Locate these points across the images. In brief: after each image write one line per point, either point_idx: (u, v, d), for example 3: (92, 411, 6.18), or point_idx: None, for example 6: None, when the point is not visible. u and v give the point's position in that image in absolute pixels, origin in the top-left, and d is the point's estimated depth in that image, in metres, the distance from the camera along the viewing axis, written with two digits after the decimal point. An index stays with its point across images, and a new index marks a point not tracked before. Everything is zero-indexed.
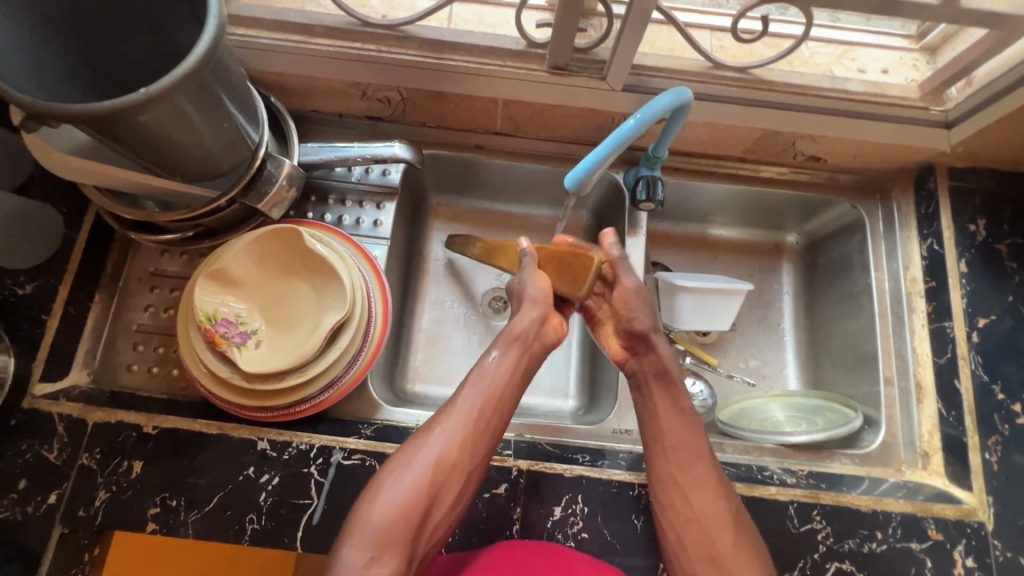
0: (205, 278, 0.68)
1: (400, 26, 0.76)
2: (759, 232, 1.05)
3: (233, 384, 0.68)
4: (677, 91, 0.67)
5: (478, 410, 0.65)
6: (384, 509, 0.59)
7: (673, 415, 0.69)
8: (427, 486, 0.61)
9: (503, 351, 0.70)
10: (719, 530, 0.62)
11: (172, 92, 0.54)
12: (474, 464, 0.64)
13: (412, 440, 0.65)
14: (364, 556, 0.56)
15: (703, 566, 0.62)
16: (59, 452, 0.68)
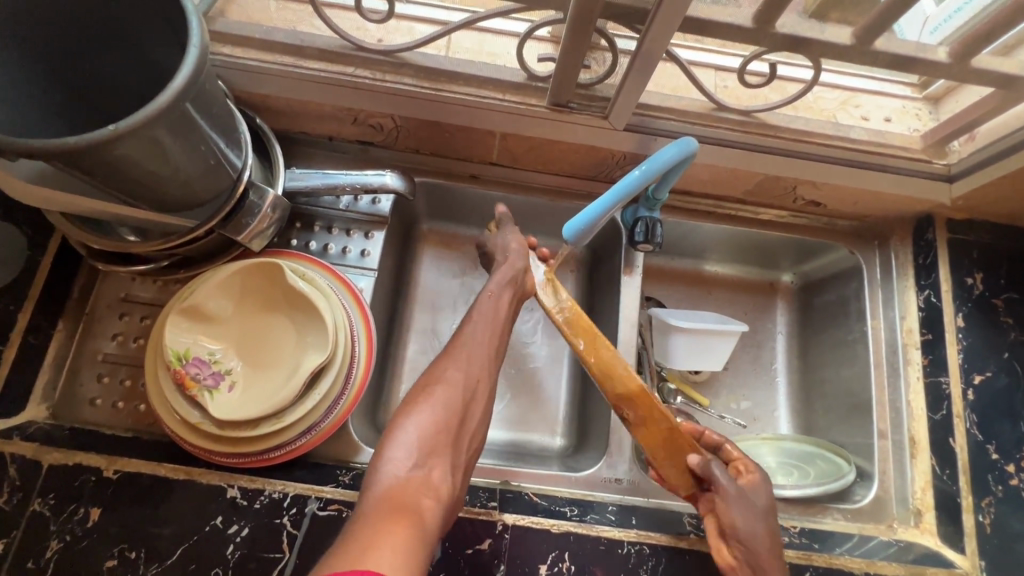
0: (177, 313, 0.64)
1: (396, 53, 0.73)
2: (755, 270, 1.04)
3: (203, 430, 0.63)
4: (683, 143, 0.65)
5: (492, 329, 0.70)
6: (421, 421, 0.60)
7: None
8: (461, 397, 0.63)
9: (498, 288, 0.74)
10: None
11: (147, 125, 0.50)
12: (492, 382, 0.67)
13: (439, 361, 0.67)
14: (409, 462, 0.56)
15: None
16: (9, 496, 0.63)
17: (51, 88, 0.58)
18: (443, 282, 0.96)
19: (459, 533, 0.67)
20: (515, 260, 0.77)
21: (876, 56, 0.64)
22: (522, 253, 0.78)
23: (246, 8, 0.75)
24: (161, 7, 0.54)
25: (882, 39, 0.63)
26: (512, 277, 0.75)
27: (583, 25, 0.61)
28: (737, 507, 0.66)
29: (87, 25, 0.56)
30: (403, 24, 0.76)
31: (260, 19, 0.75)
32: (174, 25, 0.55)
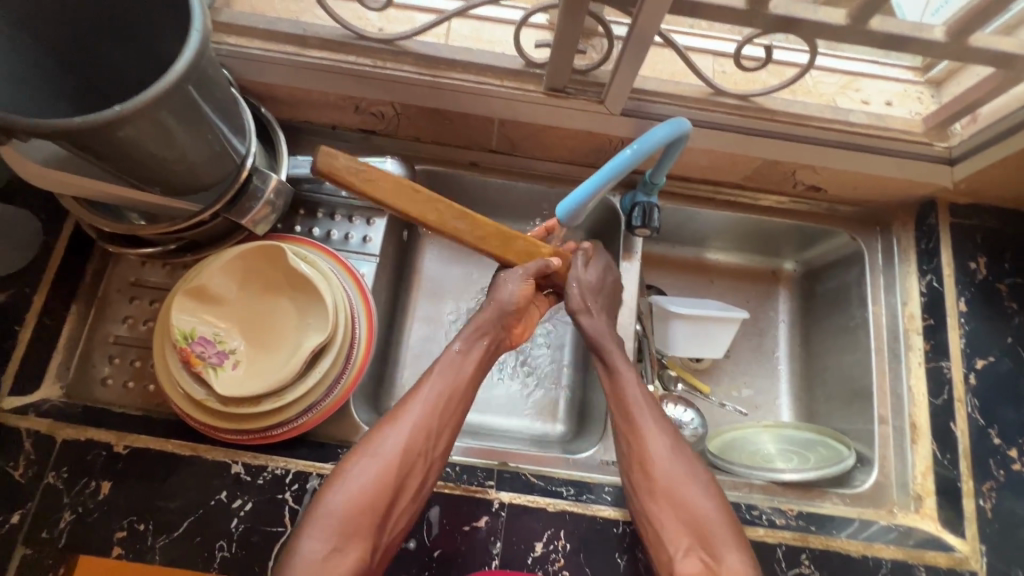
0: (182, 295, 0.66)
1: (396, 41, 0.74)
2: (757, 258, 1.04)
3: (208, 406, 0.65)
4: (674, 122, 0.66)
5: (441, 396, 0.68)
6: (347, 499, 0.60)
7: (669, 506, 0.64)
8: (393, 472, 0.62)
9: (467, 344, 0.72)
10: (656, 465, 0.67)
11: (150, 107, 0.52)
12: (435, 455, 0.66)
13: (381, 426, 0.66)
14: (327, 546, 0.57)
15: (660, 500, 0.65)
16: (24, 469, 0.66)
17: (60, 76, 0.60)
18: (448, 270, 0.97)
19: (455, 511, 0.68)
20: (502, 311, 0.74)
21: (871, 36, 0.64)
22: (515, 308, 0.74)
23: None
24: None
25: (876, 19, 0.63)
26: (480, 329, 0.74)
27: (578, 6, 0.62)
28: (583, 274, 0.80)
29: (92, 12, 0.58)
30: (403, 13, 0.78)
31: (264, 10, 0.77)
32: (177, 15, 0.56)
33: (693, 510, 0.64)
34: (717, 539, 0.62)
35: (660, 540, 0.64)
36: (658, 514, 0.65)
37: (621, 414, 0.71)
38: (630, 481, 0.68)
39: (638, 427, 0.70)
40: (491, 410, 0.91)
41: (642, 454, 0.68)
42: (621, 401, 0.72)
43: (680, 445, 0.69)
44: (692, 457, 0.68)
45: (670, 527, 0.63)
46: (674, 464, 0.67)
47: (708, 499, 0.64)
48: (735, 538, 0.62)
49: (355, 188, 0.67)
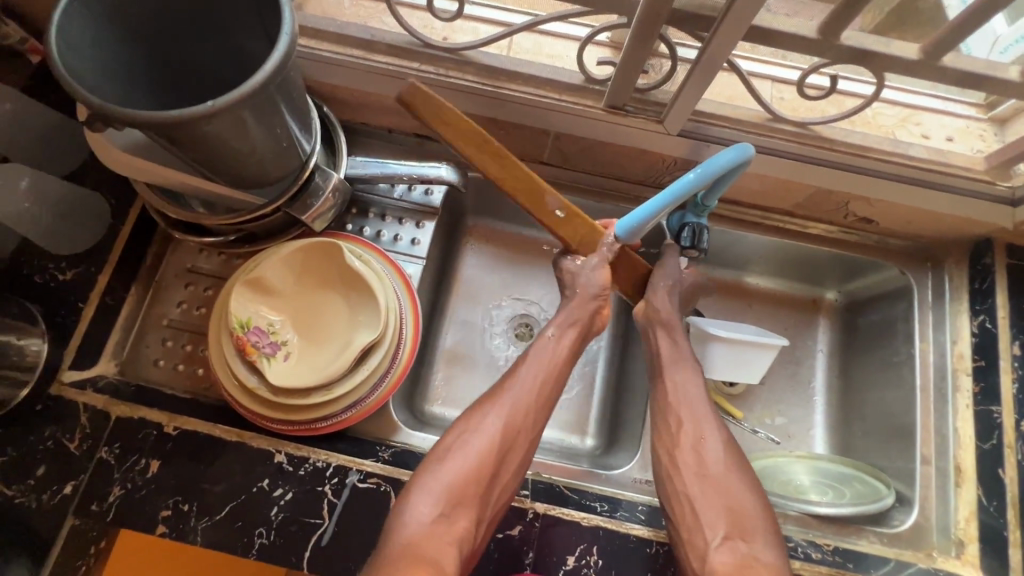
0: (242, 285, 0.68)
1: (461, 51, 0.76)
2: (798, 285, 1.03)
3: (258, 395, 0.66)
4: (740, 149, 0.66)
5: (539, 380, 0.70)
6: (454, 470, 0.63)
7: (711, 489, 0.67)
8: (497, 448, 0.65)
9: (559, 331, 0.74)
10: (705, 449, 0.70)
11: (236, 104, 0.54)
12: (535, 434, 0.68)
13: (483, 403, 0.69)
14: (435, 510, 0.60)
15: (704, 485, 0.68)
16: (80, 441, 0.68)
17: (148, 71, 0.63)
18: (487, 277, 0.98)
19: None
20: (588, 297, 0.75)
21: (944, 73, 0.64)
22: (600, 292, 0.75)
23: (321, 3, 0.80)
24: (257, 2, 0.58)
25: (950, 55, 0.63)
26: (579, 320, 0.75)
27: (650, 30, 0.63)
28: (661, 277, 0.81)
29: (184, 12, 0.61)
30: (467, 24, 0.80)
31: (334, 14, 0.79)
32: (267, 21, 0.59)
33: (734, 497, 0.66)
34: (752, 527, 0.64)
35: (696, 520, 0.66)
36: (697, 495, 0.67)
37: (669, 401, 0.74)
38: (668, 462, 0.71)
39: (693, 415, 0.73)
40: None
41: (693, 439, 0.71)
42: (677, 389, 0.74)
43: (729, 443, 0.72)
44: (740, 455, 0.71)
45: (709, 510, 0.66)
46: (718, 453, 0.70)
47: (750, 491, 0.67)
48: (770, 531, 0.65)
49: (430, 125, 0.70)
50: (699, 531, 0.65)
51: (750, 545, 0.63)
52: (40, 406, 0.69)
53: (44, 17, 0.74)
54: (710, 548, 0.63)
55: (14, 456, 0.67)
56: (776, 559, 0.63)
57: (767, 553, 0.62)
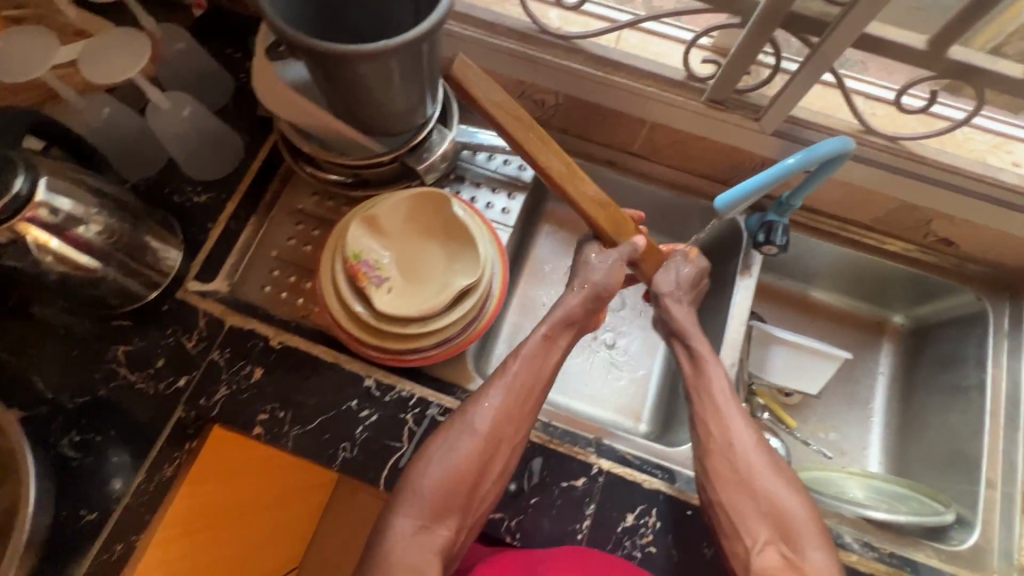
0: (358, 220, 0.75)
1: (572, 39, 0.82)
2: (864, 306, 1.05)
3: (359, 319, 0.72)
4: (844, 140, 0.69)
5: (520, 383, 0.69)
6: (436, 477, 0.64)
7: (751, 494, 0.66)
8: (475, 458, 0.65)
9: (554, 332, 0.73)
10: (743, 453, 0.68)
11: (389, 53, 0.61)
12: (518, 439, 0.68)
13: (460, 412, 0.68)
14: (418, 521, 0.62)
15: (740, 492, 0.67)
16: (196, 342, 0.75)
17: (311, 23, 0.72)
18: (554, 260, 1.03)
19: (556, 466, 0.72)
20: (594, 295, 0.75)
21: None
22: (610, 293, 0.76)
23: None
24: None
25: None
26: (550, 336, 0.73)
27: (765, 27, 0.68)
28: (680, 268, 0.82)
29: None
30: (581, 18, 0.86)
31: None
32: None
33: (775, 502, 0.65)
34: (797, 532, 0.63)
35: (735, 530, 0.65)
36: (736, 505, 0.66)
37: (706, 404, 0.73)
38: (709, 467, 0.69)
39: (720, 419, 0.71)
40: (577, 396, 0.95)
41: (724, 444, 0.70)
42: (705, 396, 0.74)
43: (760, 437, 0.71)
44: (775, 453, 0.70)
45: (749, 519, 0.65)
46: (758, 455, 0.69)
47: (792, 491, 0.66)
48: (819, 536, 0.63)
49: (481, 100, 0.67)
50: (742, 541, 0.65)
51: (796, 552, 0.62)
52: (166, 306, 0.77)
53: None
54: (751, 553, 0.63)
55: (141, 345, 0.75)
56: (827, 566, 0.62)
57: (816, 563, 0.61)
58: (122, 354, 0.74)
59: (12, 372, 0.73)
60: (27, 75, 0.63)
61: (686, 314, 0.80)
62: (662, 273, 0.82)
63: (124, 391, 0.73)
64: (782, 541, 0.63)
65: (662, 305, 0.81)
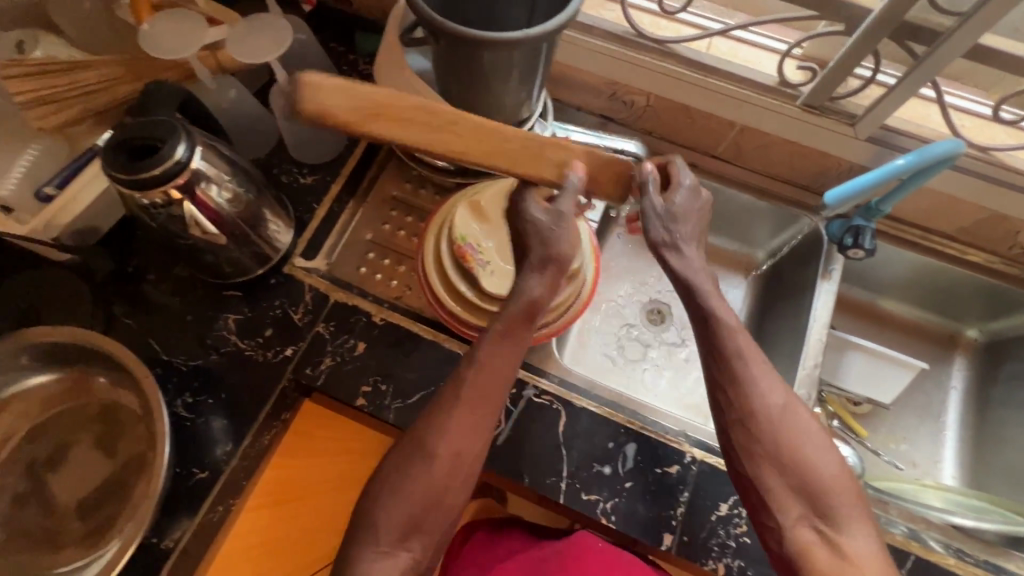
0: (464, 206, 0.78)
1: (668, 43, 0.84)
2: (936, 319, 1.05)
3: (465, 298, 0.75)
4: (951, 143, 0.72)
5: (476, 382, 0.57)
6: (391, 506, 0.55)
7: (780, 470, 0.57)
8: (433, 481, 0.55)
9: (513, 320, 0.58)
10: (767, 422, 0.58)
11: (511, 45, 0.63)
12: (479, 449, 0.57)
13: (419, 429, 0.57)
14: (385, 551, 0.55)
15: (767, 467, 0.58)
16: (303, 314, 0.79)
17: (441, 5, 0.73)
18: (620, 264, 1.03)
19: (650, 452, 0.73)
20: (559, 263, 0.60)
21: None
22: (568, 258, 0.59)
23: None
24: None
25: None
26: (513, 328, 0.58)
27: (871, 38, 0.70)
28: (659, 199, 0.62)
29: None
30: (672, 25, 0.87)
31: None
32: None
33: (809, 477, 0.57)
34: (837, 510, 0.56)
35: (764, 507, 0.58)
36: (766, 482, 0.58)
37: (720, 366, 0.60)
38: (730, 441, 0.59)
39: (739, 387, 0.59)
40: (647, 394, 0.92)
41: (748, 412, 0.59)
42: (719, 358, 0.60)
43: (787, 401, 0.59)
44: (806, 412, 0.60)
45: (782, 496, 0.57)
46: (783, 418, 0.59)
47: (827, 459, 0.58)
48: (853, 504, 0.57)
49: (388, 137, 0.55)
50: (772, 518, 0.58)
51: (834, 531, 0.56)
52: (274, 279, 0.81)
53: None
54: (783, 531, 0.57)
55: (250, 315, 0.78)
56: (861, 538, 0.56)
57: (859, 546, 0.55)
58: (232, 322, 0.78)
59: (130, 336, 0.77)
60: (180, 54, 0.69)
61: (692, 249, 0.63)
62: (649, 200, 0.61)
63: (234, 357, 0.76)
64: (815, 517, 0.57)
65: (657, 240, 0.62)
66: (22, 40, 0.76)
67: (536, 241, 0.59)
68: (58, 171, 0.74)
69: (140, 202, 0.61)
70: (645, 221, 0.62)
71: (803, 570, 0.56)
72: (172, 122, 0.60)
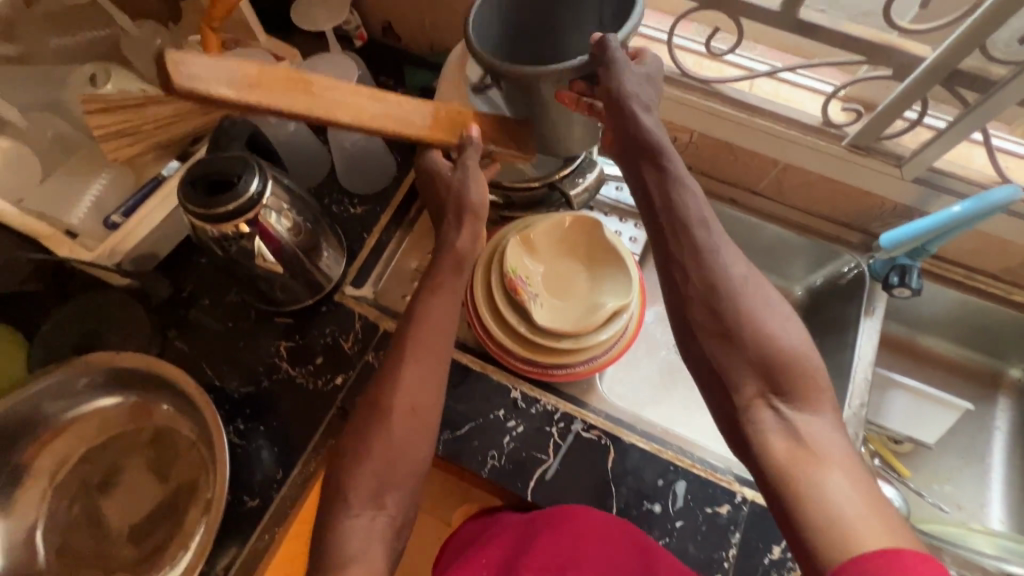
0: (515, 239, 0.79)
1: (711, 83, 0.86)
2: (979, 357, 1.04)
3: (515, 331, 0.75)
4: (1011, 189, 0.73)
5: (422, 338, 0.62)
6: (356, 466, 0.57)
7: (733, 347, 0.53)
8: (391, 437, 0.58)
9: (445, 276, 0.65)
10: (728, 294, 0.54)
11: (573, 71, 0.62)
12: (431, 402, 0.61)
13: (373, 390, 0.61)
14: (356, 510, 0.56)
15: (716, 341, 0.54)
16: (353, 343, 0.80)
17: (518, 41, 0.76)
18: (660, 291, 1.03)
19: (700, 491, 0.72)
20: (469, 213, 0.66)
21: None
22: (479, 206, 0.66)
23: None
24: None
25: None
26: (439, 283, 0.65)
27: (927, 82, 0.70)
28: (629, 76, 0.61)
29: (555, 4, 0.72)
30: (715, 64, 0.88)
31: None
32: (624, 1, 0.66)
33: (768, 349, 0.52)
34: (797, 387, 0.51)
35: (723, 386, 0.53)
36: (722, 359, 0.53)
37: (675, 232, 0.57)
38: (686, 316, 0.55)
39: (700, 255, 0.55)
40: (684, 425, 0.91)
41: (707, 283, 0.55)
42: (682, 228, 0.57)
43: (751, 276, 0.55)
44: (772, 290, 0.55)
45: (736, 370, 0.52)
46: (744, 291, 0.54)
47: (790, 336, 0.53)
48: (823, 391, 0.51)
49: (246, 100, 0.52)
50: (726, 397, 0.53)
51: (791, 411, 0.50)
52: (324, 307, 0.82)
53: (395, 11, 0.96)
54: (737, 411, 0.52)
55: (301, 343, 0.79)
56: (829, 425, 0.49)
57: (818, 429, 0.49)
58: (283, 349, 0.79)
59: (184, 360, 0.78)
60: None
61: (659, 126, 0.61)
62: (624, 79, 0.61)
63: (285, 384, 0.77)
64: (772, 394, 0.51)
65: (628, 112, 0.61)
66: (96, 74, 0.77)
67: (450, 199, 0.67)
68: (123, 201, 0.76)
69: (212, 234, 0.63)
70: (619, 94, 0.61)
71: (757, 456, 0.50)
72: (246, 158, 0.63)
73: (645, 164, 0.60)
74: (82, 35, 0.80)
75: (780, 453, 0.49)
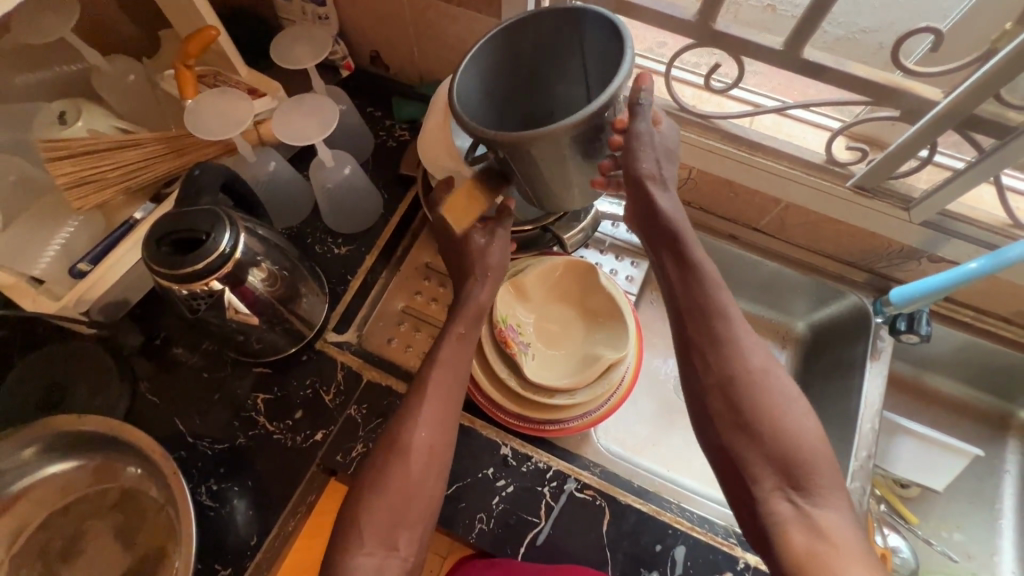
0: (505, 287, 0.77)
1: (712, 118, 0.82)
2: (986, 397, 1.00)
3: (505, 384, 0.72)
4: None
5: (446, 383, 0.62)
6: (367, 510, 0.57)
7: (753, 439, 0.54)
8: (404, 479, 0.58)
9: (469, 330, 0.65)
10: (746, 385, 0.55)
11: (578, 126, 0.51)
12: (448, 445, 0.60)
13: (392, 427, 0.61)
14: (370, 550, 0.55)
15: (733, 432, 0.55)
16: (334, 396, 0.76)
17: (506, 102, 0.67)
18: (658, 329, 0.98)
19: (700, 557, 0.68)
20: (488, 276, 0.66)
21: None
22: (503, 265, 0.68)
23: None
24: (578, 13, 0.58)
25: None
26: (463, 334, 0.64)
27: (938, 126, 0.67)
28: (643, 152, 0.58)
29: (535, 62, 0.64)
30: (715, 97, 0.85)
31: None
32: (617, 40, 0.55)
33: (785, 442, 0.53)
34: (815, 481, 0.51)
35: (740, 476, 0.54)
36: (741, 450, 0.54)
37: (697, 324, 0.58)
38: (705, 403, 0.57)
39: (718, 345, 0.57)
40: (682, 473, 0.85)
41: (726, 374, 0.56)
42: (703, 317, 0.57)
43: (768, 364, 0.56)
44: (787, 380, 0.56)
45: (755, 461, 0.53)
46: (761, 382, 0.55)
47: (807, 428, 0.54)
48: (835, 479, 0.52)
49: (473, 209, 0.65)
50: (746, 485, 0.54)
51: (809, 506, 0.51)
52: (305, 356, 0.78)
53: (382, 40, 0.92)
54: (756, 501, 0.53)
55: (279, 395, 0.76)
56: (843, 518, 0.50)
57: (835, 522, 0.50)
58: (261, 402, 0.75)
59: (154, 414, 0.74)
60: (223, 135, 0.67)
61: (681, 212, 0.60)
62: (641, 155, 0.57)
63: (263, 440, 0.73)
64: (790, 487, 0.52)
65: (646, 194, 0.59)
66: (65, 112, 0.73)
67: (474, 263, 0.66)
68: (92, 247, 0.72)
69: (179, 293, 0.59)
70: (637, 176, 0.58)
71: (775, 545, 0.51)
72: (216, 211, 0.59)
73: (666, 252, 0.60)
74: (52, 71, 0.76)
75: (798, 543, 0.50)
